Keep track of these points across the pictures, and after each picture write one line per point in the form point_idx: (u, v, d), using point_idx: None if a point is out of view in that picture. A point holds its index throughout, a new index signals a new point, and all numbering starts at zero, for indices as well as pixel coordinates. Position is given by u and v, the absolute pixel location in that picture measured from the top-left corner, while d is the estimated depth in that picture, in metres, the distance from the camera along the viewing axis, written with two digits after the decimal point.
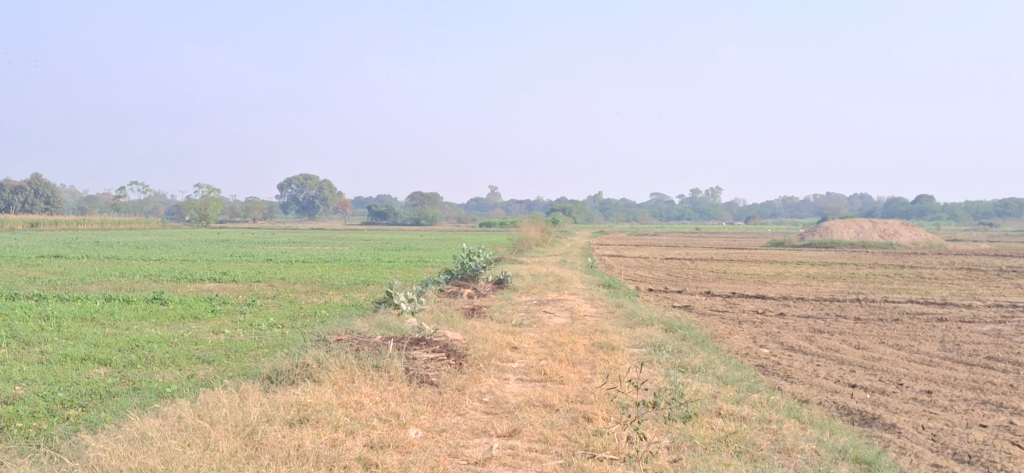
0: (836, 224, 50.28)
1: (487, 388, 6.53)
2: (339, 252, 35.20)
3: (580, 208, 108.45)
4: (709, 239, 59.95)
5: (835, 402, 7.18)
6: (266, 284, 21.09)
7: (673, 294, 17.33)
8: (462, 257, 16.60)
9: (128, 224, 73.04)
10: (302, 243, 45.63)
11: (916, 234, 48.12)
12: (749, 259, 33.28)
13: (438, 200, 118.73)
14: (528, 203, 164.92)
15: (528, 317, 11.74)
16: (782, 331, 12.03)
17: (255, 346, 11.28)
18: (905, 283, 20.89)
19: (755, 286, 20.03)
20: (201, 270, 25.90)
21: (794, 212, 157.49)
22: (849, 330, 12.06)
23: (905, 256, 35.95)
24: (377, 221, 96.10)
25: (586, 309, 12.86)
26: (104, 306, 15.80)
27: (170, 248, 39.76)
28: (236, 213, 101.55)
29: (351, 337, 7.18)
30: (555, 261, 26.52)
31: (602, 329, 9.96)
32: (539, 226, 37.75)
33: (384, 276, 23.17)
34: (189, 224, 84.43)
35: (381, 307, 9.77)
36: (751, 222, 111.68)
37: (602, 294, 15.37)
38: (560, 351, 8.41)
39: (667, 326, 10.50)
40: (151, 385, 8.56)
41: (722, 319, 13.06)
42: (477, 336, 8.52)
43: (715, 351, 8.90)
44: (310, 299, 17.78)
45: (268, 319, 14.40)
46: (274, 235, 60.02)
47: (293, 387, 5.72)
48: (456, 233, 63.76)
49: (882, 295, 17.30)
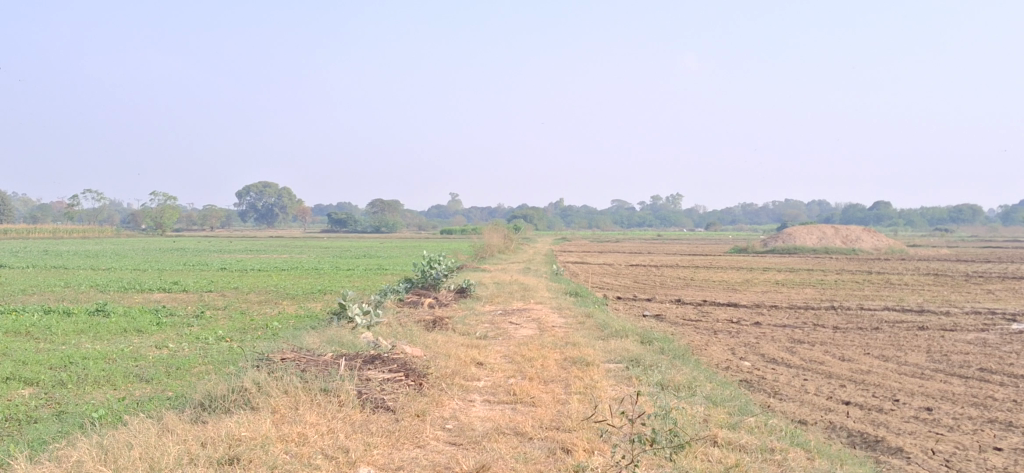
0: (798, 230, 50.11)
1: (450, 412, 5.82)
2: (296, 261, 34.28)
3: (541, 215, 107.96)
4: (672, 245, 59.61)
5: (831, 423, 6.54)
6: (218, 294, 20.15)
7: (643, 303, 16.71)
8: (422, 265, 15.82)
9: (80, 233, 71.27)
10: (260, 252, 44.56)
11: (878, 239, 48.02)
12: (714, 266, 32.81)
13: (398, 208, 117.58)
14: (489, 210, 164.06)
15: (494, 329, 11.03)
16: (761, 342, 11.43)
17: (198, 362, 10.46)
18: (876, 289, 20.43)
19: (725, 293, 19.47)
20: (151, 279, 24.91)
21: (753, 219, 158.25)
22: (831, 341, 11.47)
23: (869, 262, 35.69)
24: (337, 229, 94.88)
25: (554, 319, 12.18)
26: (42, 318, 14.87)
27: (121, 257, 38.61)
28: (193, 221, 99.83)
29: (298, 356, 6.45)
30: (519, 268, 25.79)
31: (573, 342, 9.28)
32: (501, 234, 37.04)
33: (341, 284, 22.36)
34: (144, 233, 82.73)
35: (334, 320, 9.00)
36: (712, 229, 111.89)
37: (569, 303, 14.72)
38: (529, 367, 7.73)
39: (642, 337, 9.85)
40: (78, 408, 7.74)
41: (696, 329, 12.43)
42: (439, 351, 7.81)
43: (697, 366, 8.25)
44: (263, 310, 16.94)
45: (217, 332, 13.52)
46: (230, 243, 58.73)
47: (225, 417, 4.99)
48: (417, 241, 62.84)
49: (856, 302, 16.80)
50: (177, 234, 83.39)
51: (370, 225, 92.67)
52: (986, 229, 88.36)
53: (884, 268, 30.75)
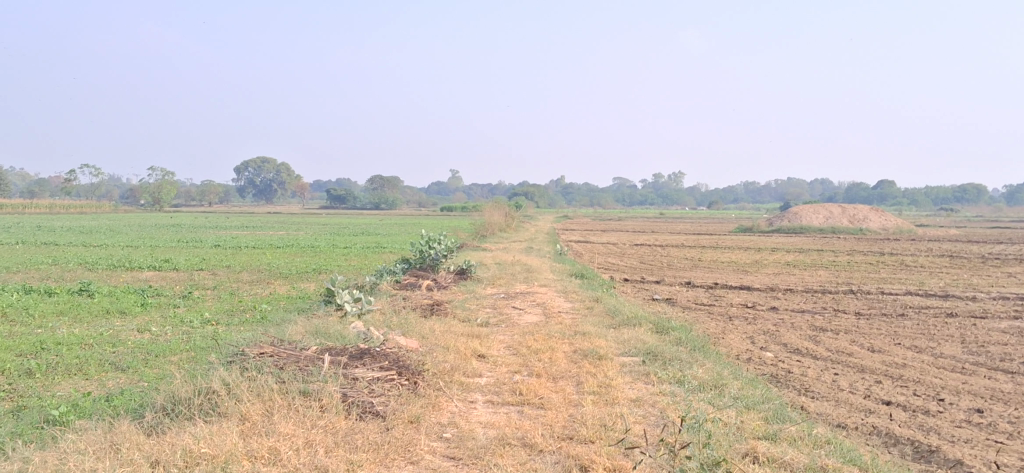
0: (804, 209, 49.23)
1: (447, 417, 5.12)
2: (294, 238, 33.52)
3: (542, 192, 107.13)
4: (676, 223, 58.88)
5: (875, 429, 5.83)
6: (209, 273, 19.41)
7: (651, 285, 16.00)
8: (421, 245, 15.07)
9: (79, 208, 70.56)
10: (257, 228, 43.77)
11: (885, 219, 47.20)
12: (721, 245, 32.08)
13: (398, 184, 116.70)
14: (490, 188, 163.32)
15: (496, 314, 10.29)
16: (781, 330, 10.72)
17: (178, 349, 9.74)
18: (892, 272, 19.71)
19: (735, 275, 18.74)
20: (143, 257, 24.21)
21: (756, 198, 157.37)
22: (855, 329, 10.76)
23: (878, 242, 34.85)
24: (337, 205, 94.15)
25: (560, 304, 11.46)
26: (21, 299, 14.17)
27: (115, 232, 37.92)
28: (192, 197, 99.13)
29: (277, 351, 5.72)
30: (521, 247, 25.06)
31: (583, 331, 8.56)
32: (503, 212, 36.23)
33: (338, 263, 21.62)
34: (143, 208, 81.99)
35: (322, 306, 8.28)
36: (714, 207, 110.98)
37: (575, 286, 14.00)
38: (536, 361, 7.02)
39: (657, 326, 9.12)
40: (42, 402, 7.04)
41: (710, 315, 11.73)
42: (438, 343, 7.10)
43: (719, 359, 7.55)
44: (255, 290, 16.21)
45: (203, 315, 12.82)
46: (229, 219, 57.97)
47: (188, 427, 4.29)
48: (418, 218, 62.03)
49: (875, 286, 16.06)
50: (176, 210, 82.67)
51: (370, 202, 91.87)
52: (992, 209, 87.55)
53: (894, 249, 29.98)
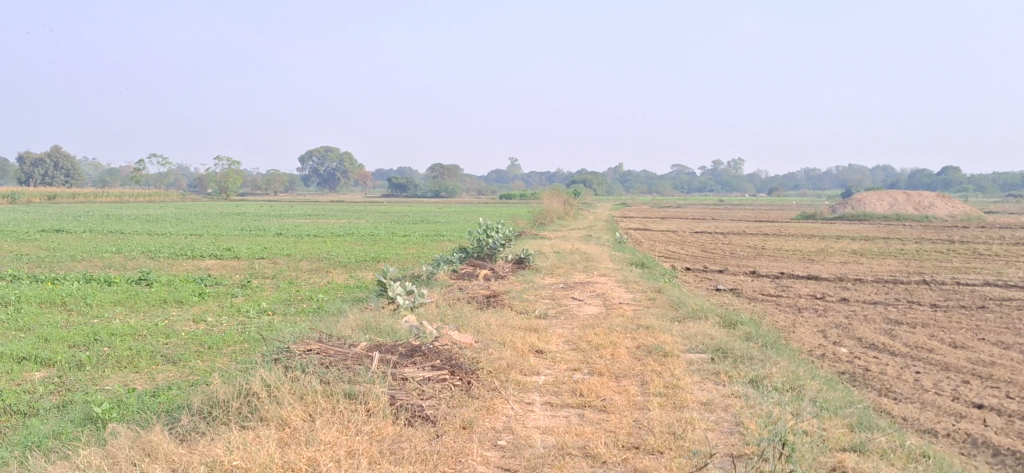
0: (869, 195, 48.04)
1: (502, 422, 4.77)
2: (353, 226, 33.50)
3: (600, 179, 106.34)
4: (736, 211, 57.90)
5: (968, 437, 5.38)
6: (267, 262, 19.35)
7: (714, 275, 15.48)
8: (478, 233, 14.73)
9: (146, 196, 71.77)
10: (317, 216, 44.00)
11: (954, 206, 45.78)
12: (784, 233, 31.28)
13: (457, 172, 116.81)
14: (548, 175, 162.67)
15: (554, 306, 9.90)
16: (853, 322, 10.19)
17: (231, 340, 9.53)
18: (966, 261, 18.91)
19: (802, 264, 18.13)
20: (203, 245, 24.29)
21: (818, 184, 154.59)
22: (933, 322, 10.19)
23: (947, 230, 33.69)
24: (396, 193, 94.49)
25: (621, 295, 11.05)
26: (80, 287, 14.18)
27: (179, 220, 38.32)
28: (254, 185, 100.29)
29: (324, 347, 5.43)
30: (580, 235, 24.62)
31: (646, 324, 8.15)
32: (561, 199, 35.79)
33: (396, 251, 21.43)
34: (207, 196, 83.12)
35: (375, 298, 7.99)
36: (775, 194, 109.14)
37: (637, 275, 13.57)
38: (598, 357, 6.64)
39: (724, 319, 8.66)
40: (89, 397, 6.88)
41: (777, 307, 11.25)
42: (493, 338, 6.74)
43: (792, 357, 7.09)
44: (312, 279, 16.06)
45: (258, 305, 12.66)
46: (290, 206, 58.40)
47: (224, 437, 4.02)
48: (477, 206, 61.89)
49: (949, 276, 15.37)
50: (239, 198, 83.68)
51: (429, 190, 92.03)
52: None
53: (965, 237, 28.91)
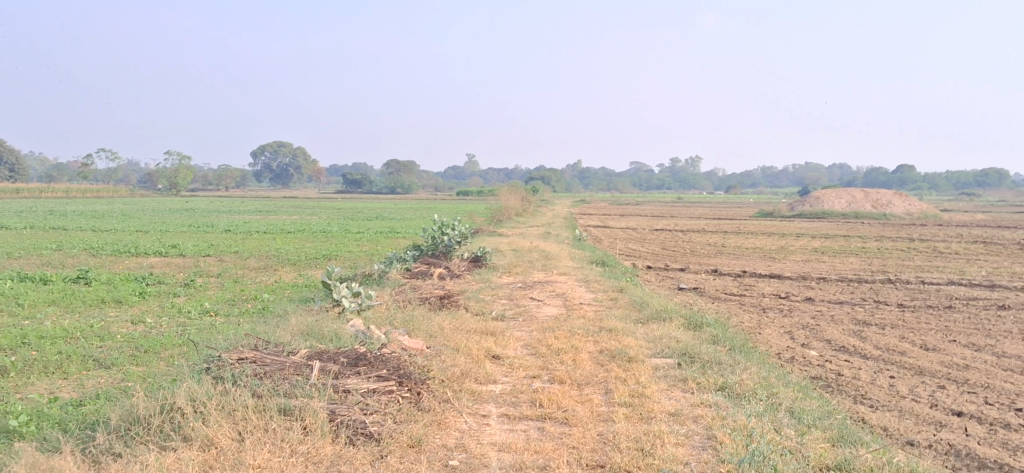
0: (827, 193, 48.16)
1: (455, 438, 4.33)
2: (306, 222, 32.80)
3: (559, 177, 106.18)
4: (695, 208, 57.92)
5: (952, 448, 5.07)
6: (215, 259, 18.70)
7: (676, 274, 15.15)
8: (432, 230, 14.27)
9: (94, 192, 70.09)
10: (269, 212, 43.17)
11: (910, 204, 46.02)
12: (743, 231, 31.13)
13: (414, 168, 115.97)
14: (506, 171, 162.13)
15: (512, 307, 9.47)
16: (821, 323, 9.90)
17: (169, 344, 8.99)
18: (928, 259, 18.79)
19: (764, 263, 17.90)
20: (149, 242, 23.56)
21: (775, 182, 155.67)
22: (901, 323, 9.93)
23: (905, 228, 33.74)
24: (353, 189, 93.59)
25: (582, 295, 10.66)
26: (14, 286, 13.50)
27: (127, 217, 37.38)
28: (208, 181, 98.86)
29: (259, 356, 4.96)
30: (539, 233, 24.23)
31: (609, 327, 7.75)
32: (519, 196, 35.34)
33: (349, 249, 20.87)
34: (159, 192, 81.55)
35: (321, 299, 7.53)
36: (733, 192, 109.71)
37: (597, 274, 13.20)
38: (558, 363, 6.24)
39: (689, 321, 8.30)
40: (7, 406, 6.34)
41: (742, 307, 10.94)
42: (446, 343, 6.30)
43: (762, 361, 6.74)
44: (260, 278, 15.48)
45: (202, 305, 12.08)
46: (243, 202, 57.31)
47: (139, 461, 3.55)
48: (434, 203, 61.23)
49: (913, 275, 15.17)
50: (191, 194, 82.30)
51: (386, 186, 91.16)
52: (1015, 194, 85.82)
53: (923, 235, 28.93)
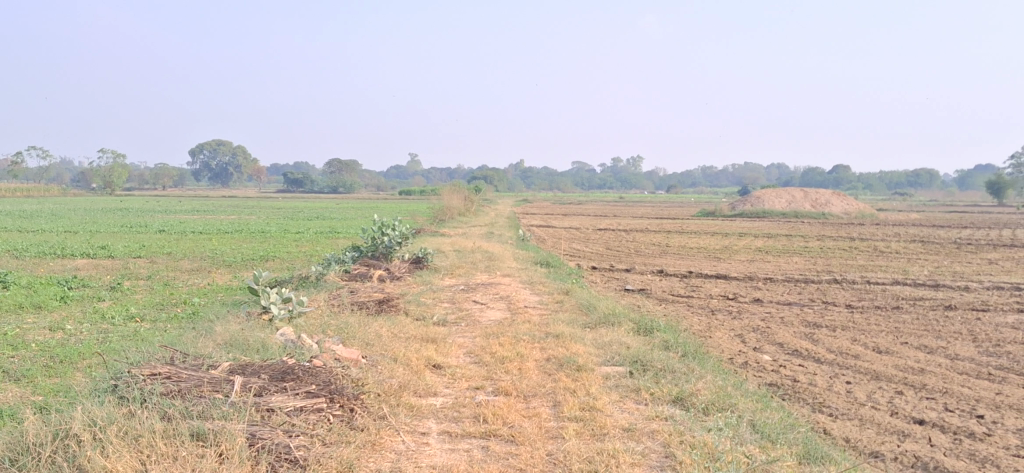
0: (767, 193, 48.47)
1: (389, 462, 3.92)
2: (244, 222, 31.99)
3: (501, 177, 105.79)
4: (637, 208, 57.97)
5: (919, 461, 4.79)
6: (146, 261, 17.98)
7: (622, 275, 14.86)
8: (372, 231, 13.80)
9: (23, 191, 67.97)
10: (206, 212, 42.10)
11: (848, 203, 46.51)
12: (686, 231, 31.04)
13: (355, 167, 114.70)
14: (448, 171, 161.70)
15: (454, 311, 9.07)
16: (771, 326, 9.65)
17: (88, 352, 8.43)
18: (871, 259, 18.78)
19: (709, 263, 17.71)
20: (78, 243, 22.69)
21: (714, 182, 157.31)
22: (852, 324, 9.72)
23: (845, 226, 34.00)
24: (293, 189, 92.24)
25: (527, 298, 10.30)
26: None
27: (57, 216, 36.11)
28: (143, 180, 96.67)
29: (174, 371, 4.50)
30: (481, 233, 23.82)
31: (556, 332, 7.39)
32: (461, 195, 34.89)
33: (287, 249, 20.26)
34: (92, 191, 79.43)
35: (249, 305, 7.05)
36: (674, 192, 110.41)
37: (542, 275, 12.86)
38: (503, 373, 5.86)
39: (639, 325, 7.98)
40: None
41: (690, 309, 10.67)
42: (383, 352, 5.88)
43: (717, 369, 6.43)
44: (192, 280, 14.85)
45: (128, 310, 11.46)
46: (180, 202, 55.90)
47: None
48: (376, 202, 60.45)
49: (858, 274, 15.07)
50: (126, 193, 80.40)
51: (327, 185, 90.02)
52: (948, 194, 87.54)
53: (863, 234, 29.10)
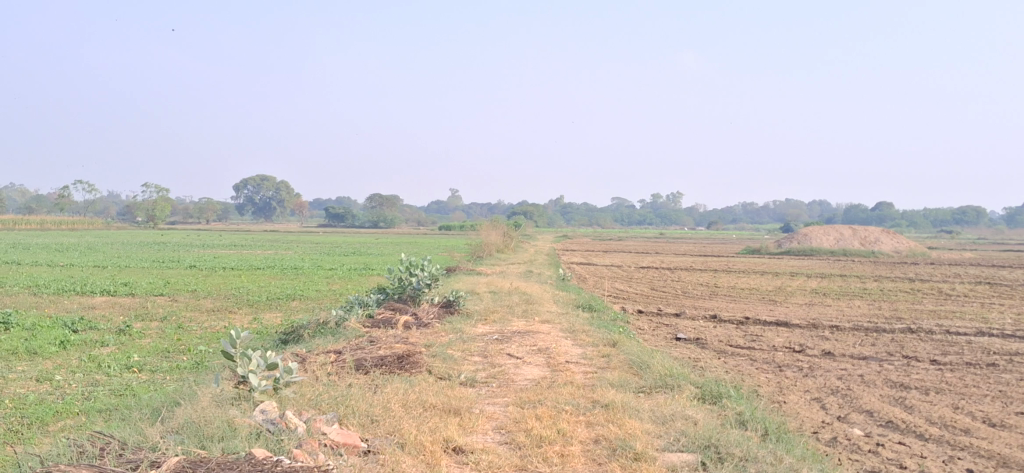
0: (814, 230, 46.83)
1: None
2: (279, 258, 31.02)
3: (540, 211, 104.88)
4: (678, 245, 56.66)
5: None
6: (167, 300, 16.96)
7: (672, 321, 13.54)
8: (400, 271, 12.67)
9: (69, 225, 67.96)
10: (241, 247, 41.36)
11: (899, 241, 44.76)
12: (733, 269, 29.67)
13: (396, 202, 114.52)
14: (488, 208, 161.25)
15: (485, 368, 7.87)
16: (852, 388, 8.30)
17: (62, 411, 7.30)
18: (939, 303, 17.30)
19: (764, 307, 16.29)
20: (101, 280, 21.73)
21: (755, 218, 155.17)
22: (947, 387, 8.34)
23: (899, 266, 32.41)
24: (334, 224, 91.78)
25: (569, 352, 9.05)
26: None
27: (91, 251, 35.46)
28: (187, 214, 96.90)
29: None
30: (520, 271, 22.69)
31: (604, 401, 6.13)
32: (500, 231, 33.76)
33: (316, 288, 19.16)
34: (135, 225, 79.59)
35: (228, 374, 5.87)
36: (713, 228, 108.61)
37: (585, 322, 11.61)
38: (539, 461, 4.64)
39: (702, 392, 6.71)
40: None
41: (754, 365, 9.36)
42: (390, 435, 4.69)
43: (808, 456, 5.15)
44: (207, 323, 13.76)
45: (130, 358, 10.36)
46: (219, 237, 55.38)
47: None
48: (413, 237, 59.56)
49: (932, 322, 13.64)
50: (169, 226, 80.51)
51: (367, 220, 89.58)
52: (997, 232, 84.88)
53: (921, 275, 27.53)
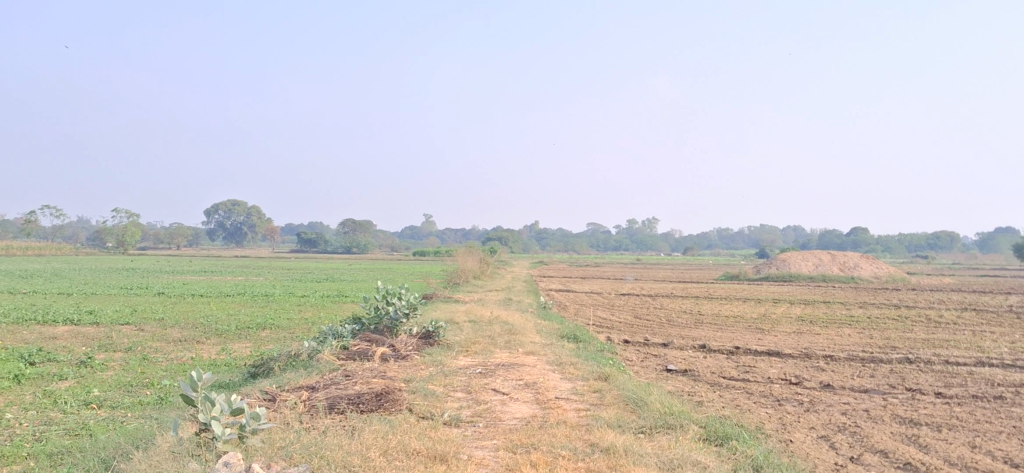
0: (793, 255, 46.64)
1: None
2: (251, 284, 30.26)
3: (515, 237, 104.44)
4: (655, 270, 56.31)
5: None
6: (132, 330, 16.24)
7: (660, 351, 13.05)
8: (376, 301, 12.10)
9: (35, 250, 66.66)
10: (212, 273, 40.52)
11: (878, 266, 44.63)
12: (714, 296, 29.28)
13: (369, 228, 113.64)
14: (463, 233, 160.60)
15: (470, 404, 7.33)
16: (860, 424, 7.83)
17: (10, 455, 6.68)
18: (929, 331, 16.91)
19: (751, 336, 15.81)
20: (64, 307, 20.92)
21: (731, 243, 155.51)
22: (960, 422, 7.89)
23: (880, 292, 32.16)
24: (307, 249, 90.86)
25: (560, 386, 8.53)
26: None
27: (57, 277, 34.49)
28: (158, 240, 95.54)
29: None
30: (498, 298, 22.14)
31: (603, 445, 5.60)
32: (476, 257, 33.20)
33: (289, 316, 18.49)
34: (106, 250, 78.34)
35: (186, 418, 5.30)
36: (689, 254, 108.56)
37: (571, 353, 11.09)
38: None
39: (708, 433, 6.20)
40: None
41: (753, 399, 8.86)
42: None
43: None
44: (173, 354, 13.09)
45: (88, 394, 9.69)
46: (190, 262, 54.41)
47: None
48: (388, 263, 58.84)
49: (927, 351, 13.24)
50: (139, 252, 79.25)
51: (341, 246, 88.72)
52: (971, 257, 85.42)
53: (903, 301, 27.25)
